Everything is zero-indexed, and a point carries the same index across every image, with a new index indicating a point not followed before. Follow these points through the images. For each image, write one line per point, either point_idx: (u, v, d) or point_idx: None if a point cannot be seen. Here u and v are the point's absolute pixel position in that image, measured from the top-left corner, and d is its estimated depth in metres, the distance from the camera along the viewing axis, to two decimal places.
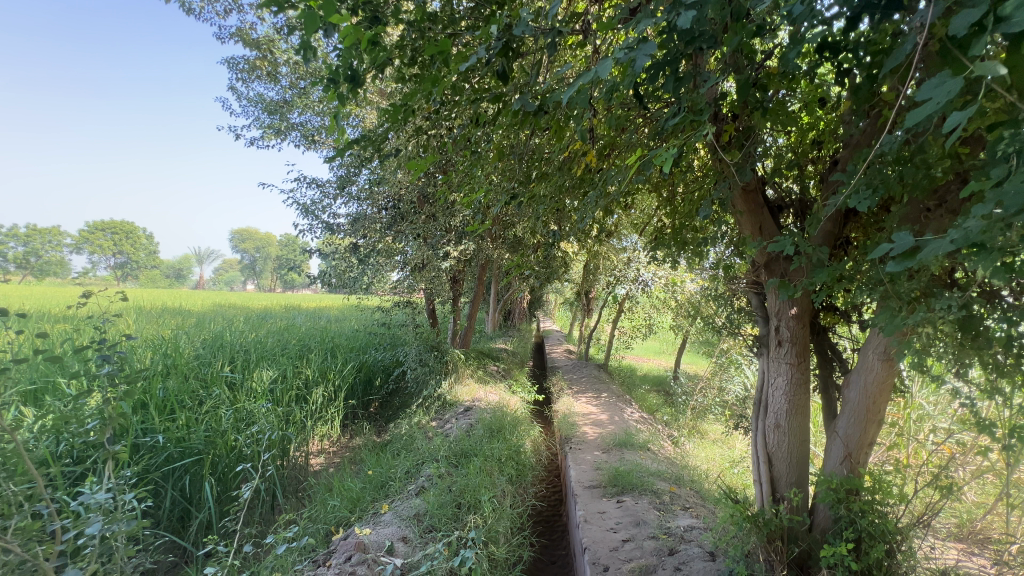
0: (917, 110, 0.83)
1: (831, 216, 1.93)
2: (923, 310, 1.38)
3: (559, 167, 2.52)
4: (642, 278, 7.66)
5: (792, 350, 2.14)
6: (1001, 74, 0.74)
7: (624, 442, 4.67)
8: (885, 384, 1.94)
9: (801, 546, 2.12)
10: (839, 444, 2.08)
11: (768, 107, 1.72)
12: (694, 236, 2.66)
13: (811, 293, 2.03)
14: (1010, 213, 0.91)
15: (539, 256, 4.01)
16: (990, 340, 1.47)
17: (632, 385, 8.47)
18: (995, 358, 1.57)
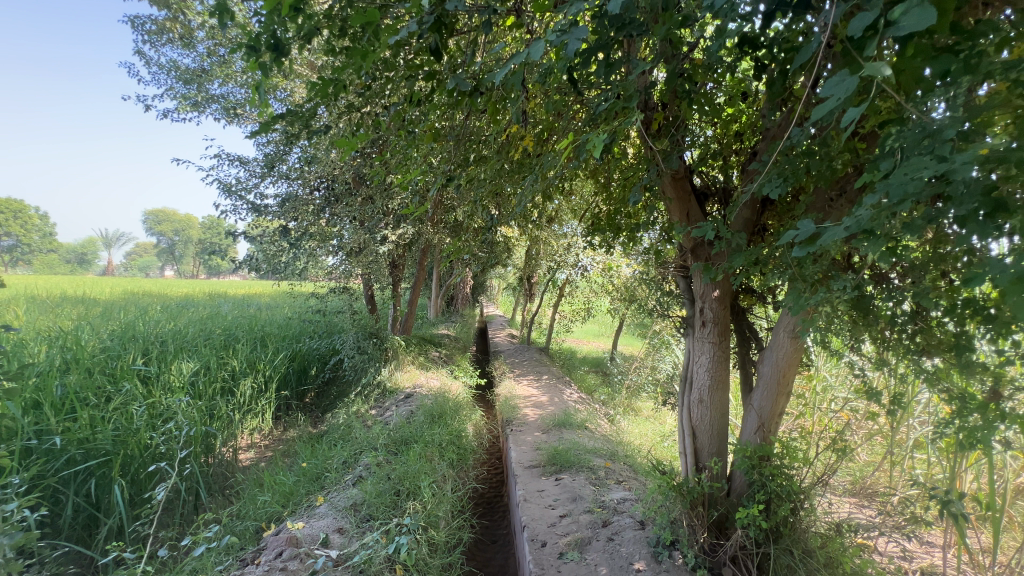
0: (820, 106, 0.89)
1: (749, 203, 2.06)
2: (824, 291, 1.51)
3: (496, 151, 2.50)
4: (582, 263, 7.86)
5: (714, 330, 2.29)
6: (888, 73, 0.82)
7: (563, 422, 4.82)
8: (793, 359, 2.12)
9: (720, 510, 2.29)
10: (754, 416, 2.26)
11: (693, 97, 1.80)
12: (628, 221, 2.75)
13: (731, 276, 2.17)
14: (894, 203, 1.01)
15: (479, 241, 3.99)
16: (878, 318, 1.64)
17: (571, 366, 8.74)
18: (882, 333, 1.75)
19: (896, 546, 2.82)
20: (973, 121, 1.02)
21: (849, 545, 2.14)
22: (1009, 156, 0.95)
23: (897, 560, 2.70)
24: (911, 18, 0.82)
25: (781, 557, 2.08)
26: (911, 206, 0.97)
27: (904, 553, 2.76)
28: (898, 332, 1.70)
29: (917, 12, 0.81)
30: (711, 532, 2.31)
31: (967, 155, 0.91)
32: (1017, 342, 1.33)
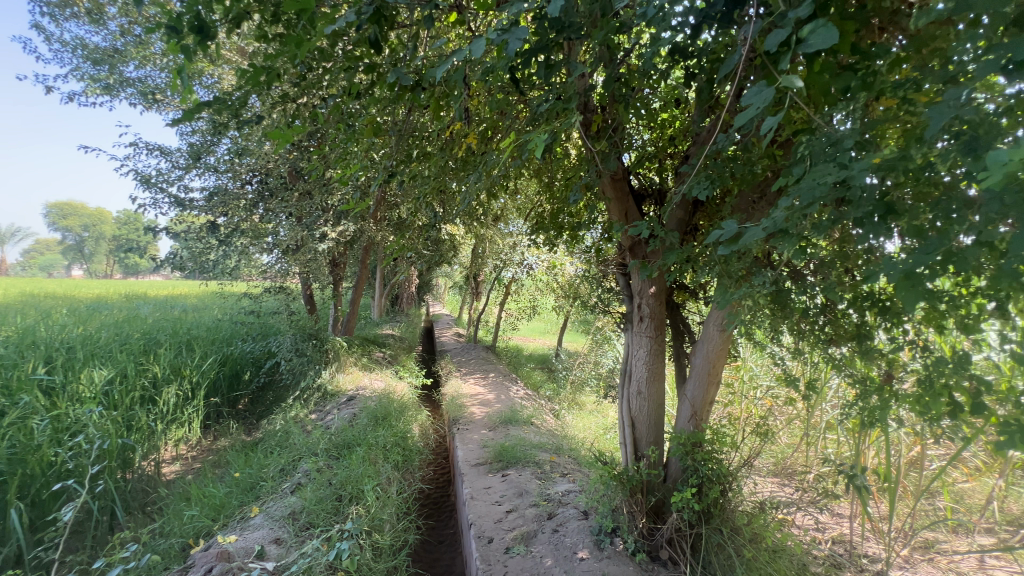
0: (742, 114, 0.97)
1: (682, 204, 2.18)
2: (748, 286, 1.63)
3: (440, 147, 2.48)
4: (527, 261, 7.96)
5: (651, 324, 2.40)
6: (798, 86, 0.90)
7: (510, 419, 4.87)
8: (722, 350, 2.27)
9: (657, 496, 2.40)
10: (687, 405, 2.39)
11: (630, 101, 1.88)
12: (570, 220, 2.82)
13: (665, 273, 2.28)
14: (805, 205, 1.11)
15: (423, 239, 3.94)
16: (794, 310, 1.79)
17: (517, 364, 8.83)
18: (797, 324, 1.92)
19: (812, 519, 3.10)
20: (868, 132, 1.14)
21: (771, 521, 2.33)
22: (896, 164, 1.08)
23: (811, 532, 2.97)
24: (818, 37, 0.90)
25: (712, 535, 2.23)
26: (818, 209, 1.07)
27: (818, 525, 3.04)
28: (811, 323, 1.87)
29: (822, 32, 0.89)
30: (650, 517, 2.42)
31: (863, 162, 1.02)
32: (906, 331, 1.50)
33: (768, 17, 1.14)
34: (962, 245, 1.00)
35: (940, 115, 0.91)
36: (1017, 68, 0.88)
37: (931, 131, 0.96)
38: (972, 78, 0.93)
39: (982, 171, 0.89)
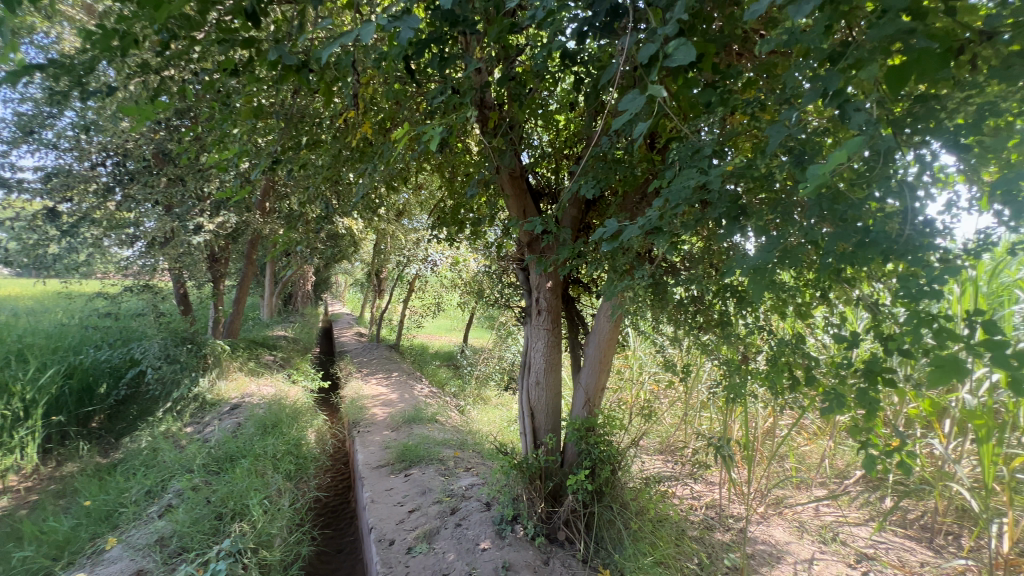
0: (619, 118, 1.05)
1: (575, 203, 2.30)
2: (630, 280, 1.77)
3: (332, 135, 2.35)
4: (431, 258, 7.85)
5: (548, 317, 2.50)
6: (664, 96, 0.99)
7: (413, 417, 4.78)
8: (611, 340, 2.44)
9: (555, 481, 2.51)
10: (582, 393, 2.54)
11: (525, 100, 1.93)
12: (472, 215, 2.83)
13: (561, 268, 2.39)
14: (673, 206, 1.23)
15: (317, 232, 3.69)
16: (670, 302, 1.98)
17: (423, 361, 8.69)
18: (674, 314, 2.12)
19: (689, 489, 3.46)
20: (724, 142, 1.30)
21: (654, 494, 2.55)
22: (745, 172, 1.24)
23: (689, 500, 3.32)
24: (681, 54, 1.00)
25: (604, 513, 2.39)
26: (684, 209, 1.19)
27: (694, 494, 3.40)
28: (685, 313, 2.09)
29: (684, 49, 0.99)
30: (548, 502, 2.52)
31: (719, 169, 1.16)
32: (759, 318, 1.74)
33: (643, 32, 1.24)
34: (793, 242, 1.19)
35: (775, 131, 1.07)
36: (830, 96, 1.05)
37: (769, 144, 1.12)
38: (798, 101, 1.10)
39: (805, 180, 1.06)
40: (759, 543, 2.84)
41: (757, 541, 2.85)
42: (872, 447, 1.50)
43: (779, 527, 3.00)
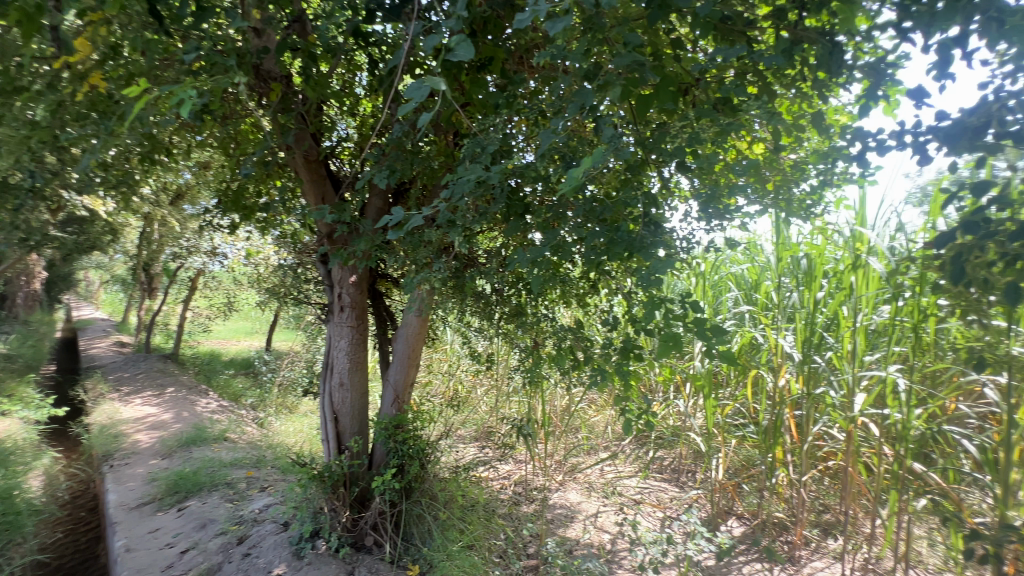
0: (403, 107, 1.04)
1: (379, 193, 2.21)
2: (428, 272, 1.77)
3: (46, 84, 1.79)
4: (221, 250, 6.68)
5: (352, 314, 2.38)
6: (442, 89, 1.00)
7: (194, 439, 4.02)
8: (420, 334, 2.43)
9: (360, 485, 2.39)
10: (390, 390, 2.48)
11: (314, 76, 1.77)
12: (260, 201, 2.50)
13: (363, 262, 2.29)
14: (459, 199, 1.27)
15: (37, 213, 2.81)
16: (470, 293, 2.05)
17: (212, 372, 7.38)
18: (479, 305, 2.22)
19: (500, 470, 3.69)
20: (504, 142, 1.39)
21: (463, 481, 2.64)
22: (522, 171, 1.35)
23: (499, 481, 3.53)
24: (460, 49, 1.02)
25: (412, 508, 2.38)
26: (468, 202, 1.24)
27: (504, 474, 3.64)
28: (487, 304, 2.20)
29: (463, 46, 1.01)
30: (354, 509, 2.40)
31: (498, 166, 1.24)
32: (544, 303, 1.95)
33: (429, 21, 1.23)
34: (561, 237, 1.35)
35: (545, 136, 1.18)
36: (587, 109, 1.22)
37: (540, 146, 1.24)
38: (562, 111, 1.24)
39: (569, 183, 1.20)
40: (557, 508, 3.19)
41: (554, 507, 3.19)
42: (628, 412, 1.80)
43: (573, 491, 3.41)
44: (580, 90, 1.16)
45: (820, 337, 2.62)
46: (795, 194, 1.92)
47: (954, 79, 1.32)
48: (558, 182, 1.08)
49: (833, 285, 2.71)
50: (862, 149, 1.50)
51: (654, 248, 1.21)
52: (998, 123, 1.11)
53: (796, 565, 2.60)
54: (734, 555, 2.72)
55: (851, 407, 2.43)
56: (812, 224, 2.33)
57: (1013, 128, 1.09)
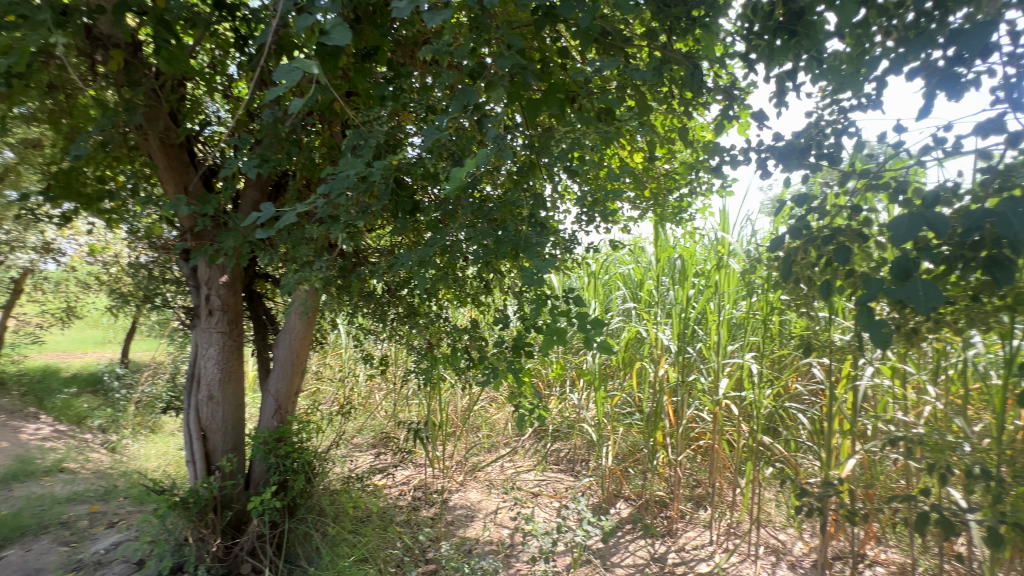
0: (271, 90, 0.98)
1: (254, 184, 2.02)
2: (308, 271, 1.64)
3: None
4: (56, 246, 5.61)
5: (223, 318, 2.15)
6: (313, 75, 0.95)
7: (16, 474, 3.32)
8: (305, 339, 2.27)
9: (235, 508, 2.20)
10: (271, 401, 2.29)
11: (169, 49, 1.57)
12: (105, 189, 2.15)
13: (236, 260, 2.07)
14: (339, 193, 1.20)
15: None
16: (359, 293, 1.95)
17: (45, 391, 6.16)
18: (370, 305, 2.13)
19: (398, 476, 3.58)
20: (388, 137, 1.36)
21: (355, 492, 2.51)
22: (408, 167, 1.32)
23: (398, 488, 3.42)
24: (335, 34, 0.96)
25: (297, 527, 2.23)
26: (349, 197, 1.18)
27: (403, 480, 3.53)
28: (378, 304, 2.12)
29: (338, 31, 0.96)
30: (228, 535, 2.20)
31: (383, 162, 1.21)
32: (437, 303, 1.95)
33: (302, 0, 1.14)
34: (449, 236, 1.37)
35: (431, 132, 1.16)
36: (471, 108, 1.24)
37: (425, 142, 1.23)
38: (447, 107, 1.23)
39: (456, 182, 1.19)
40: (458, 509, 3.16)
41: (455, 508, 3.16)
42: (522, 408, 1.85)
43: (475, 489, 3.41)
44: (463, 90, 1.18)
45: (692, 330, 2.93)
46: (669, 200, 2.13)
47: (787, 106, 1.56)
48: (441, 180, 1.09)
49: (702, 282, 3.05)
50: (720, 162, 1.70)
51: (537, 248, 1.29)
52: (814, 146, 1.33)
53: (674, 537, 2.87)
54: (622, 535, 2.92)
55: (716, 391, 2.75)
56: (683, 228, 2.60)
57: (825, 151, 1.32)
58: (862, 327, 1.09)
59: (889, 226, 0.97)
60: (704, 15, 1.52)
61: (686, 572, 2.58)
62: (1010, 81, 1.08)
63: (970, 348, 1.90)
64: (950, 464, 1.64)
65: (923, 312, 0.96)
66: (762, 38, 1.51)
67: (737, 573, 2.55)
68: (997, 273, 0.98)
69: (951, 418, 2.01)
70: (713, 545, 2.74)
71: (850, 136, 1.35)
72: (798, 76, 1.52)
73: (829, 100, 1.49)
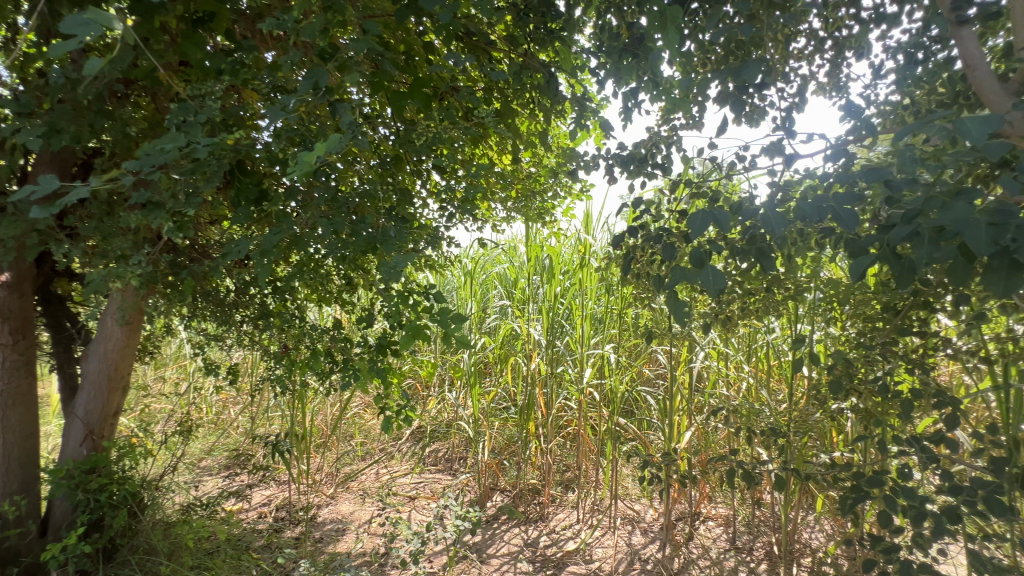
0: (61, 44, 0.84)
1: (47, 158, 1.66)
2: (117, 266, 1.34)
3: None
4: None
5: (6, 327, 1.78)
6: (116, 31, 0.84)
7: None
8: (126, 347, 1.96)
9: (24, 562, 1.81)
10: (79, 425, 1.95)
11: None
12: None
13: (22, 256, 1.73)
14: (155, 174, 1.03)
15: None
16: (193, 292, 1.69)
17: None
18: (206, 303, 1.90)
19: (256, 497, 3.21)
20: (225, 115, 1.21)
21: (197, 521, 2.19)
22: (249, 150, 1.20)
23: (255, 511, 3.06)
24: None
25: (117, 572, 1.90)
26: (168, 177, 1.02)
27: (262, 501, 3.18)
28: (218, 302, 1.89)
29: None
30: None
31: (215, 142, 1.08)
32: (284, 293, 1.78)
33: None
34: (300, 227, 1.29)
35: (273, 113, 1.06)
36: (321, 89, 1.15)
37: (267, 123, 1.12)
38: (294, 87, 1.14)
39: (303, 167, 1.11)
40: (326, 524, 2.95)
41: (324, 524, 2.94)
42: (390, 409, 1.78)
43: (346, 501, 3.20)
44: (312, 69, 1.09)
45: (559, 324, 3.12)
46: (537, 201, 2.25)
47: (630, 119, 1.75)
48: (282, 166, 1.01)
49: (568, 280, 3.26)
50: (576, 166, 1.85)
51: (395, 242, 1.30)
52: (648, 158, 1.53)
53: (546, 521, 3.03)
54: (498, 526, 3.00)
55: (581, 380, 2.96)
56: (549, 229, 2.76)
57: (656, 163, 1.52)
58: (666, 308, 1.19)
59: (688, 219, 1.03)
60: (559, 29, 1.65)
61: (556, 551, 2.74)
62: (785, 114, 1.33)
63: (770, 331, 2.31)
64: (757, 427, 1.98)
65: (709, 295, 1.06)
66: (609, 57, 1.67)
67: (600, 545, 2.78)
68: (763, 260, 1.16)
69: (758, 389, 2.44)
70: (580, 523, 2.95)
71: (677, 151, 1.56)
72: (639, 96, 1.71)
73: (664, 119, 1.69)
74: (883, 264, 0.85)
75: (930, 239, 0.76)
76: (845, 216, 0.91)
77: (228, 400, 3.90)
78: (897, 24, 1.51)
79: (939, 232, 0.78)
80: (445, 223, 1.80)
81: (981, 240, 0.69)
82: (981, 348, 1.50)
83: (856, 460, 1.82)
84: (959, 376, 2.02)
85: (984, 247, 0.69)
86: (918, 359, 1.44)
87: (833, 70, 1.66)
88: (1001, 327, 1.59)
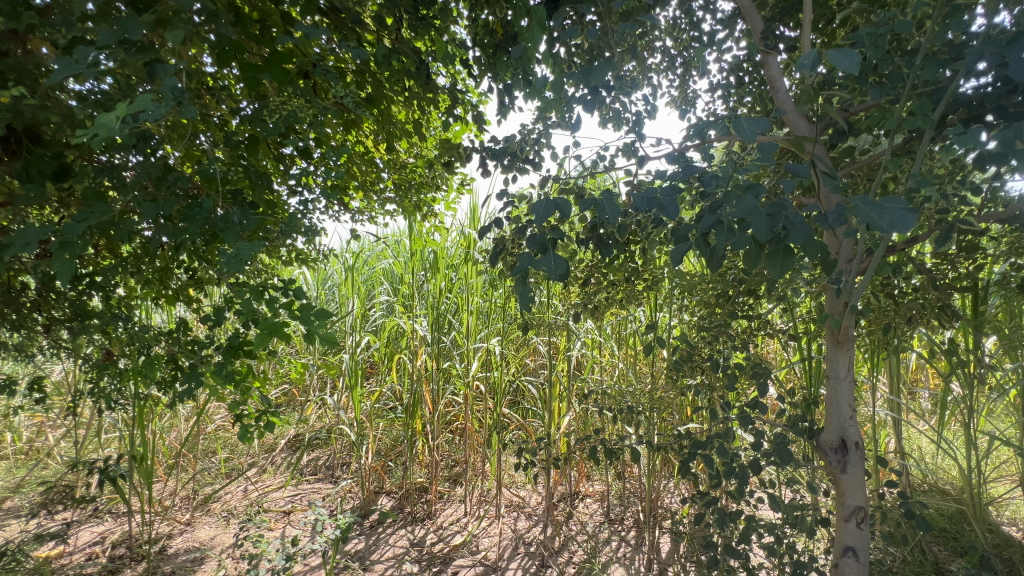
0: None
1: None
2: None
3: None
4: None
5: None
6: None
7: None
8: None
9: None
10: None
11: None
12: None
13: None
14: None
15: None
16: None
17: None
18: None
19: (82, 536, 2.68)
20: (4, 68, 0.99)
21: None
22: (39, 113, 0.98)
23: (82, 552, 2.55)
24: None
25: None
26: None
27: (91, 540, 2.66)
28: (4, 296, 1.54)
29: None
30: None
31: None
32: (103, 289, 1.50)
33: None
34: (116, 211, 1.09)
35: (63, 67, 0.87)
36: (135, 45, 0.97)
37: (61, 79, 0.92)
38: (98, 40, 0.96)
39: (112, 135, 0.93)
40: (179, 555, 2.57)
41: (175, 556, 2.56)
42: (248, 416, 1.60)
43: (206, 526, 2.83)
44: (123, 22, 0.93)
45: (445, 319, 3.09)
46: (415, 194, 2.20)
47: (504, 116, 1.78)
48: (79, 130, 0.85)
49: (454, 274, 3.24)
50: (454, 158, 1.83)
51: (240, 229, 1.17)
52: (520, 153, 1.57)
53: (433, 518, 2.98)
54: (383, 530, 2.88)
55: (467, 374, 2.97)
56: (432, 223, 2.71)
57: (527, 158, 1.57)
58: (516, 291, 1.23)
59: (533, 207, 1.09)
60: (432, 17, 1.63)
61: (443, 547, 2.72)
62: (636, 119, 1.45)
63: (636, 319, 2.54)
64: (623, 407, 2.15)
65: (552, 278, 1.12)
66: (483, 51, 1.68)
67: (486, 535, 2.82)
68: (602, 248, 1.28)
69: (627, 372, 2.67)
70: (467, 516, 2.95)
71: (548, 148, 1.63)
72: (513, 93, 1.75)
73: (538, 117, 1.75)
74: (697, 249, 0.98)
75: (729, 228, 0.89)
76: (667, 205, 1.02)
77: (43, 424, 3.20)
78: (727, 50, 1.75)
79: (737, 222, 0.91)
80: (311, 213, 1.67)
81: (761, 230, 0.83)
82: (789, 326, 1.81)
83: (703, 430, 2.08)
84: (778, 351, 2.41)
85: (764, 235, 0.83)
86: (743, 337, 1.68)
87: (681, 85, 1.87)
88: (804, 309, 1.94)
